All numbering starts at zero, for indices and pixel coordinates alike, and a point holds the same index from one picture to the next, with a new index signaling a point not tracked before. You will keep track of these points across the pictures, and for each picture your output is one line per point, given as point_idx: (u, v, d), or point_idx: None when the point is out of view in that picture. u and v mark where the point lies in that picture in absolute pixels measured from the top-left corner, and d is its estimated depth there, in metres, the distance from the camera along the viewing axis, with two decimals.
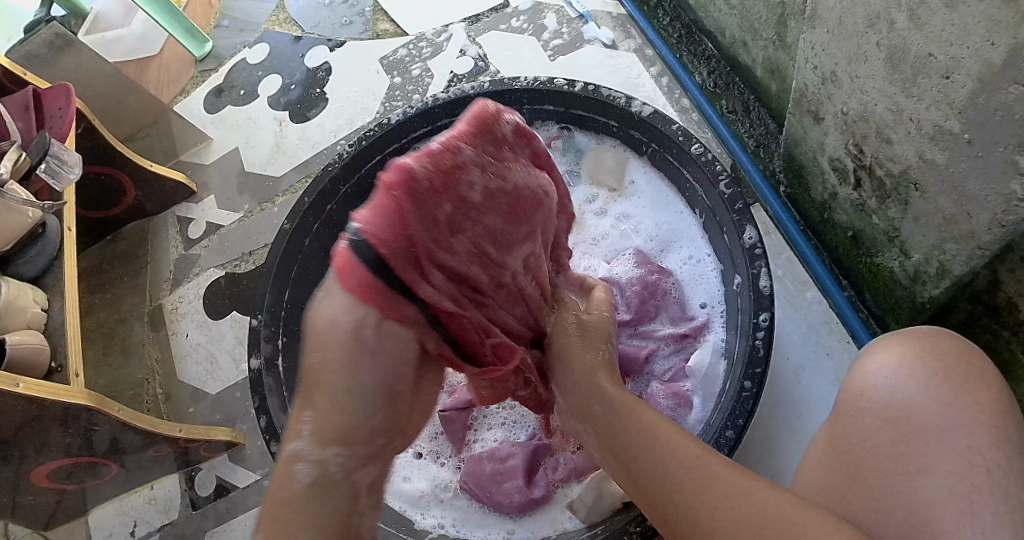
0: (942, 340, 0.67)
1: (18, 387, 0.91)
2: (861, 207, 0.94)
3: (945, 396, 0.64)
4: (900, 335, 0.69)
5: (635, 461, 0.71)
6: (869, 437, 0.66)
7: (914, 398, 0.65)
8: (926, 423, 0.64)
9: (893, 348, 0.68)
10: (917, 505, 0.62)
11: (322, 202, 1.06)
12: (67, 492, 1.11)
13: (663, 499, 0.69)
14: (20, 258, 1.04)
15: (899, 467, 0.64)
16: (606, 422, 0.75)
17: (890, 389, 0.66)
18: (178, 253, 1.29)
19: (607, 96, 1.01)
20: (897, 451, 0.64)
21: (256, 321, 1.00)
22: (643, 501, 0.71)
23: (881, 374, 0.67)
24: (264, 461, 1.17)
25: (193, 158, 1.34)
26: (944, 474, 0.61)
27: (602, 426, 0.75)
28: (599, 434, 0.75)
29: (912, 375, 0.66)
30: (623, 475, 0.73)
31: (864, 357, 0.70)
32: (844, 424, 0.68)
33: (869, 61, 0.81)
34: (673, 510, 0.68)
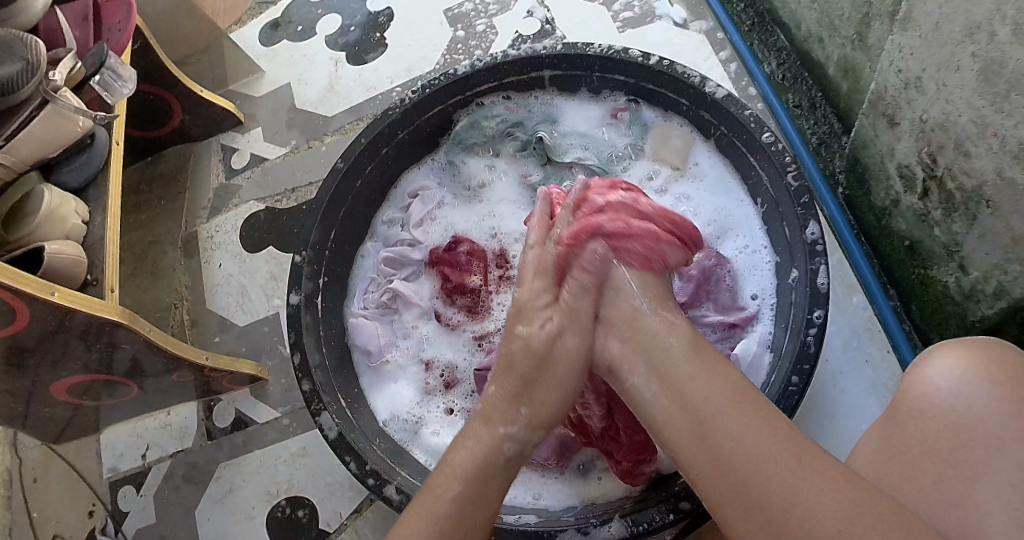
0: (1001, 351, 0.68)
1: (52, 296, 0.89)
2: (923, 218, 0.93)
3: (1004, 406, 0.65)
4: (960, 342, 0.69)
5: (744, 462, 0.64)
6: (926, 438, 0.68)
7: (974, 404, 0.66)
8: (986, 432, 0.65)
9: (955, 353, 0.69)
10: (965, 513, 0.64)
11: (379, 145, 1.05)
12: (84, 407, 1.11)
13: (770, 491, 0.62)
14: (66, 166, 1.02)
15: (956, 472, 0.65)
16: (705, 411, 0.68)
17: (950, 392, 0.67)
18: (219, 182, 1.29)
19: (682, 73, 1.00)
20: (955, 456, 0.66)
21: (299, 257, 0.99)
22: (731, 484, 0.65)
23: (939, 376, 0.68)
24: (285, 400, 1.17)
25: (241, 89, 1.35)
26: (1000, 484, 0.63)
27: (699, 412, 0.68)
28: (693, 419, 0.68)
29: (972, 380, 0.67)
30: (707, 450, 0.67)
31: (922, 360, 0.70)
32: (900, 423, 0.70)
33: (960, 71, 0.80)
34: (794, 524, 0.61)
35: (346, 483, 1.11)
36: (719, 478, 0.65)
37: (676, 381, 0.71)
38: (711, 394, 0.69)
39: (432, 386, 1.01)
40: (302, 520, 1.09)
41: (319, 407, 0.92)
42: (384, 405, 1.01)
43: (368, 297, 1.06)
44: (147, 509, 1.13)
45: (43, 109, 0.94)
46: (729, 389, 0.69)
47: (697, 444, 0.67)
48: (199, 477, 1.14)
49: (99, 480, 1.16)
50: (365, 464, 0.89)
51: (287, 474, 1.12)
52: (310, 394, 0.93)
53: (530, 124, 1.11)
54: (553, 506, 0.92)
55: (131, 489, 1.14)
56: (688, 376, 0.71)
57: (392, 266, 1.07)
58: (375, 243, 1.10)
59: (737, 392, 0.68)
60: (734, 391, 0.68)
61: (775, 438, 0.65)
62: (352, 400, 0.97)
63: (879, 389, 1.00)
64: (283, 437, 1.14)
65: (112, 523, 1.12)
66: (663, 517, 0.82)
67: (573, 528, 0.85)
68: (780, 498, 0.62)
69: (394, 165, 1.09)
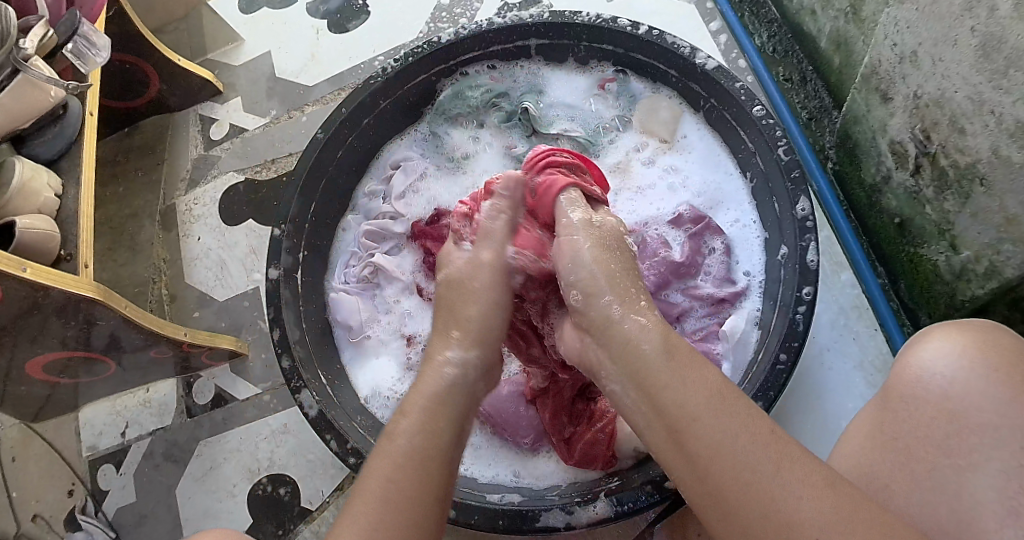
0: (997, 334, 0.69)
1: (24, 273, 0.86)
2: (914, 195, 0.92)
3: (1002, 392, 0.65)
4: (955, 327, 0.70)
5: (724, 468, 0.59)
6: (918, 423, 0.68)
7: (972, 388, 0.66)
8: (983, 418, 0.65)
9: (953, 337, 0.69)
10: (959, 500, 0.64)
11: (360, 115, 1.02)
12: (61, 385, 1.08)
13: (733, 481, 0.58)
14: (38, 137, 0.98)
15: (950, 459, 0.66)
16: (685, 411, 0.62)
17: (947, 376, 0.68)
18: (197, 153, 1.26)
19: (671, 43, 0.97)
20: (950, 445, 0.66)
21: (279, 230, 0.97)
22: (688, 468, 0.61)
23: (936, 361, 0.69)
24: (266, 377, 1.15)
25: (221, 58, 1.31)
26: (993, 473, 0.64)
27: (672, 418, 0.63)
28: (666, 426, 0.63)
29: (971, 365, 0.67)
30: (664, 438, 0.63)
31: (917, 344, 0.71)
32: (895, 407, 0.70)
33: (958, 46, 0.78)
34: (772, 526, 0.56)
35: (327, 460, 1.09)
36: (681, 457, 0.62)
37: (650, 381, 0.65)
38: (688, 392, 0.63)
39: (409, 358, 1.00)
40: (283, 498, 1.08)
41: (300, 383, 0.90)
42: (365, 382, 0.99)
43: (349, 272, 1.04)
44: (127, 487, 1.11)
45: (13, 79, 0.91)
46: (709, 379, 0.63)
47: (674, 437, 0.62)
48: (180, 455, 1.12)
49: (79, 459, 1.14)
50: (345, 442, 0.87)
51: (268, 452, 1.10)
52: (290, 371, 0.91)
53: (516, 94, 1.08)
54: (536, 485, 0.91)
55: (111, 468, 1.13)
56: (659, 361, 0.65)
57: (374, 240, 1.05)
58: (356, 216, 1.07)
59: (719, 390, 0.62)
60: (716, 390, 0.62)
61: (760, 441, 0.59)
62: (334, 378, 0.96)
63: (868, 366, 0.99)
64: (263, 415, 1.13)
65: (92, 503, 1.11)
66: (645, 499, 0.81)
67: (557, 507, 0.83)
68: (730, 470, 0.58)
69: (378, 135, 1.06)
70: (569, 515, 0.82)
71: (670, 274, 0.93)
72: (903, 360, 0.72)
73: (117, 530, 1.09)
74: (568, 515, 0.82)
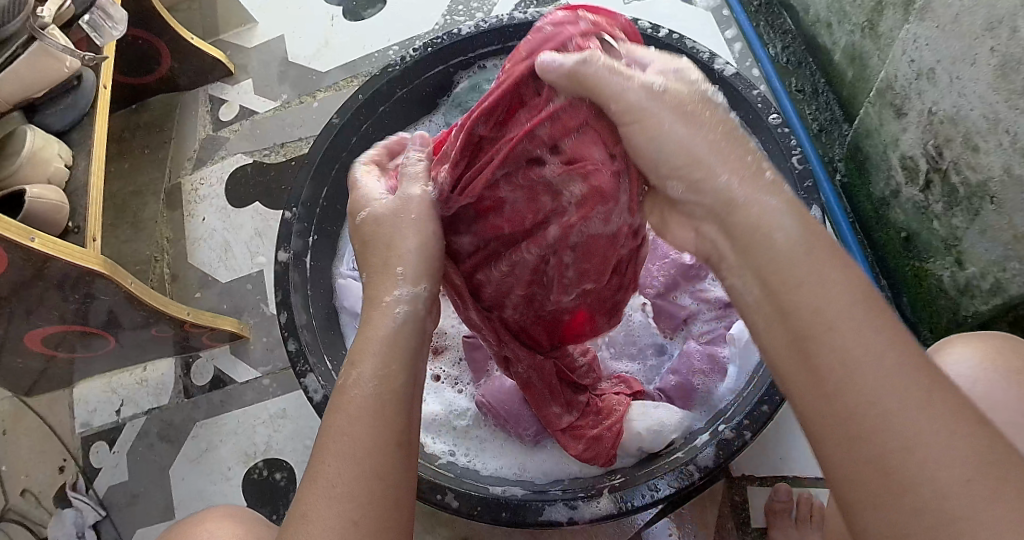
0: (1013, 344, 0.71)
1: (33, 243, 0.85)
2: (923, 210, 0.93)
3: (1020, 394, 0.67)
4: (973, 337, 0.73)
5: (856, 389, 0.50)
6: None
7: (991, 391, 0.68)
8: (1006, 417, 0.66)
9: (972, 344, 0.72)
10: None
11: (376, 103, 1.02)
12: (58, 359, 1.07)
13: (864, 405, 0.49)
14: (50, 108, 0.98)
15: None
16: (823, 318, 0.52)
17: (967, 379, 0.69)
18: (205, 133, 1.25)
19: (690, 47, 0.98)
20: None
21: (290, 214, 0.98)
22: (811, 385, 0.52)
23: (957, 366, 0.71)
24: (266, 360, 1.14)
25: (233, 39, 1.31)
26: None
27: (800, 326, 0.53)
28: (791, 334, 0.53)
29: (990, 370, 0.69)
30: (785, 350, 0.54)
31: (942, 350, 0.73)
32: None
33: (977, 65, 0.79)
34: (900, 461, 0.48)
35: None
36: (801, 370, 0.52)
37: (778, 276, 0.54)
38: (830, 291, 0.52)
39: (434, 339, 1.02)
40: (279, 483, 1.07)
41: (305, 368, 0.91)
42: None
43: (359, 259, 1.05)
44: (120, 466, 1.10)
45: (29, 47, 0.90)
46: (853, 282, 0.53)
47: (806, 344, 0.52)
48: (174, 435, 1.11)
49: (71, 436, 1.12)
50: None
51: (265, 435, 1.10)
52: (296, 354, 0.91)
53: None
54: (538, 479, 0.91)
55: (104, 445, 1.11)
56: (793, 251, 0.54)
57: None
58: None
59: (869, 296, 0.52)
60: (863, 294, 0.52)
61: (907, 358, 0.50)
62: (339, 362, 0.94)
63: None
64: (263, 398, 1.12)
65: (83, 480, 1.10)
66: (650, 496, 0.82)
67: (561, 501, 0.83)
68: (863, 391, 0.50)
69: (391, 124, 1.06)
70: (573, 510, 0.83)
71: (680, 278, 0.97)
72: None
73: (108, 508, 1.08)
74: (572, 510, 0.83)
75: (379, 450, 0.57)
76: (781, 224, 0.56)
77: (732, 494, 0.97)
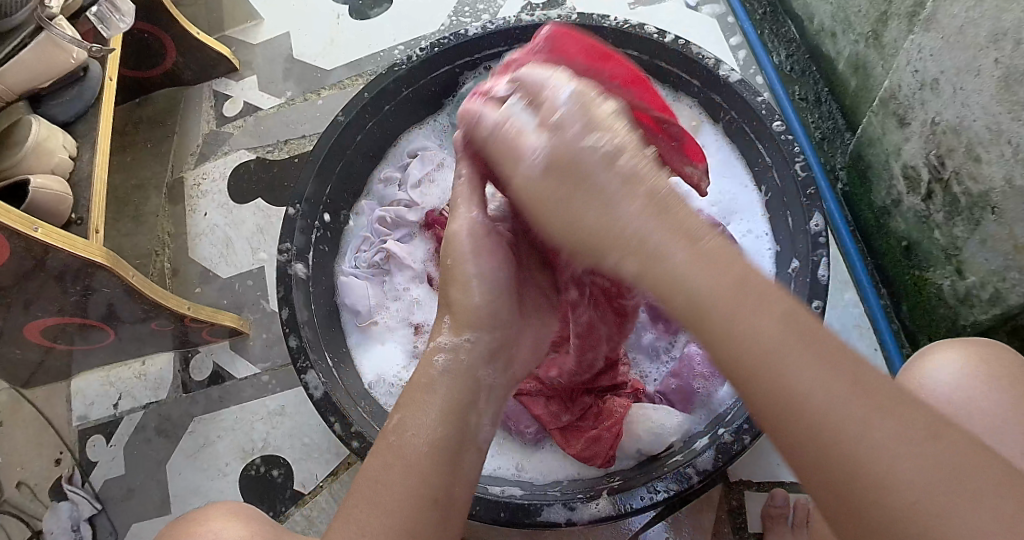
0: (999, 352, 0.72)
1: (36, 233, 0.85)
2: (924, 219, 0.94)
3: (1002, 403, 0.69)
4: (957, 340, 0.74)
5: (806, 420, 0.48)
6: None
7: (971, 400, 0.70)
8: (980, 425, 0.69)
9: (955, 350, 0.73)
10: None
11: (381, 101, 1.02)
12: (56, 352, 1.07)
13: (826, 440, 0.48)
14: (55, 98, 0.98)
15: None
16: (757, 352, 0.50)
17: (948, 387, 0.71)
18: (209, 128, 1.25)
19: (697, 54, 0.99)
20: None
21: (293, 210, 0.96)
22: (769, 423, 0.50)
23: (941, 372, 0.72)
24: (266, 356, 1.14)
25: (238, 35, 1.31)
26: None
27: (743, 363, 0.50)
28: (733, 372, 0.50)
29: (972, 378, 0.71)
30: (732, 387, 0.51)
31: (926, 355, 0.74)
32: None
33: (980, 76, 0.80)
34: (877, 490, 0.47)
35: (323, 445, 1.08)
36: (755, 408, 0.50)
37: (711, 312, 0.51)
38: (756, 320, 0.50)
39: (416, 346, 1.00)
40: (276, 480, 1.07)
41: (306, 364, 0.90)
42: (370, 366, 0.99)
43: (361, 256, 1.04)
44: (116, 460, 1.10)
45: (37, 37, 0.90)
46: (773, 301, 0.51)
47: (748, 380, 0.50)
48: (172, 430, 1.11)
49: (68, 429, 1.12)
50: (349, 426, 0.87)
51: (263, 432, 1.09)
52: (297, 350, 0.90)
53: None
54: (537, 480, 0.91)
55: (101, 439, 1.11)
56: (706, 274, 0.51)
57: (387, 227, 1.04)
58: (370, 202, 1.07)
59: (791, 316, 0.50)
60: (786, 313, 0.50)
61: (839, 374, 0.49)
62: (339, 360, 0.95)
63: None
64: (261, 395, 1.12)
65: (79, 473, 1.09)
66: (645, 499, 0.82)
67: (559, 503, 0.83)
68: (819, 427, 0.48)
69: (396, 123, 1.06)
70: (572, 511, 0.83)
71: None
72: (908, 374, 0.75)
73: (103, 503, 1.08)
74: (571, 511, 0.83)
75: (413, 498, 0.60)
76: (693, 252, 0.52)
77: (729, 499, 0.97)
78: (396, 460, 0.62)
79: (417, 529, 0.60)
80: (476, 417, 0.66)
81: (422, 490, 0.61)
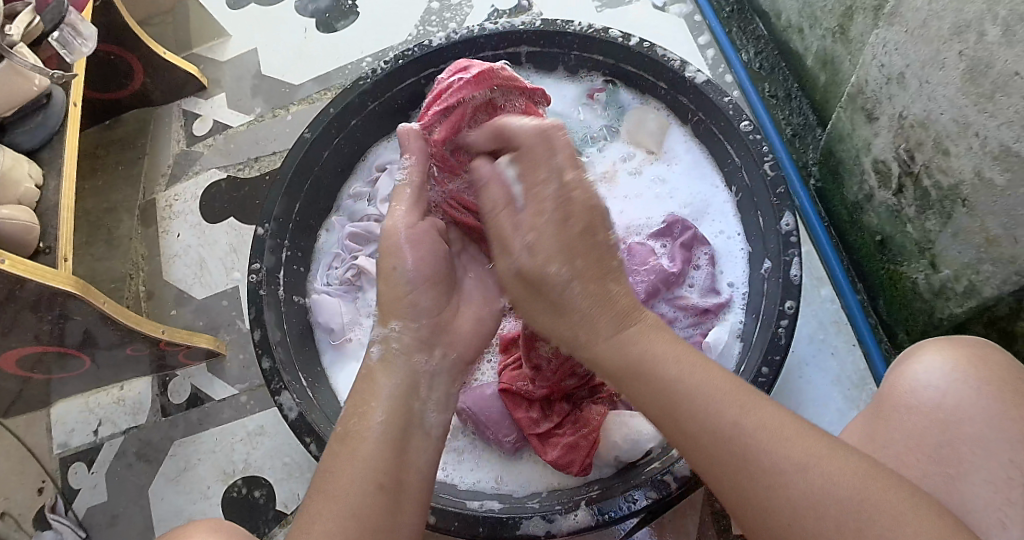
0: (985, 350, 0.72)
1: (2, 264, 0.84)
2: (896, 214, 0.93)
3: (991, 405, 0.68)
4: (949, 339, 0.73)
5: (708, 436, 0.56)
6: (914, 432, 0.71)
7: (960, 401, 0.69)
8: (974, 429, 0.68)
9: (947, 349, 0.72)
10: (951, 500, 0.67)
11: (348, 115, 1.01)
12: (33, 381, 1.06)
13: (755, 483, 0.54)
14: (20, 126, 0.97)
15: (940, 468, 0.68)
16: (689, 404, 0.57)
17: (938, 388, 0.71)
18: (180, 148, 1.24)
19: (662, 56, 0.98)
20: (939, 453, 0.69)
21: (263, 228, 0.96)
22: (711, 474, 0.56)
23: (929, 372, 0.72)
24: (243, 376, 1.13)
25: (206, 53, 1.30)
26: (979, 482, 0.66)
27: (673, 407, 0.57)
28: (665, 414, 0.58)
29: (959, 378, 0.70)
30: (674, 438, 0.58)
31: (917, 352, 0.74)
32: (887, 417, 0.73)
33: (945, 69, 0.79)
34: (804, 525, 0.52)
35: (303, 464, 1.08)
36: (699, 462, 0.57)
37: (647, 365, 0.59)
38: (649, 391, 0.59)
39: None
40: (258, 501, 1.06)
41: (279, 385, 0.89)
42: (345, 384, 0.98)
43: (332, 273, 1.03)
44: (99, 487, 1.09)
45: None
46: (679, 356, 0.59)
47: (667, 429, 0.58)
48: (153, 455, 1.10)
49: (48, 457, 1.11)
50: (325, 446, 0.86)
51: (243, 454, 1.08)
52: (270, 371, 0.89)
53: None
54: (517, 492, 0.90)
55: (82, 467, 1.10)
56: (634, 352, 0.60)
57: (357, 242, 1.04)
58: (340, 217, 1.06)
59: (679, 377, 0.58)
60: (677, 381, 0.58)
61: (734, 405, 0.56)
62: (314, 379, 0.95)
63: (845, 381, 1.00)
64: (240, 415, 1.11)
65: (62, 502, 1.08)
66: (627, 506, 0.81)
67: (538, 515, 0.83)
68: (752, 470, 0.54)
69: (364, 136, 1.05)
70: (551, 523, 0.82)
71: (660, 284, 0.93)
72: (895, 374, 0.75)
73: (87, 530, 1.07)
74: (549, 523, 0.82)
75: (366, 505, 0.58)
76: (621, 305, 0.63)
77: (712, 501, 0.96)
78: (352, 455, 0.61)
79: (372, 524, 0.58)
80: (419, 404, 0.66)
81: (393, 481, 0.61)
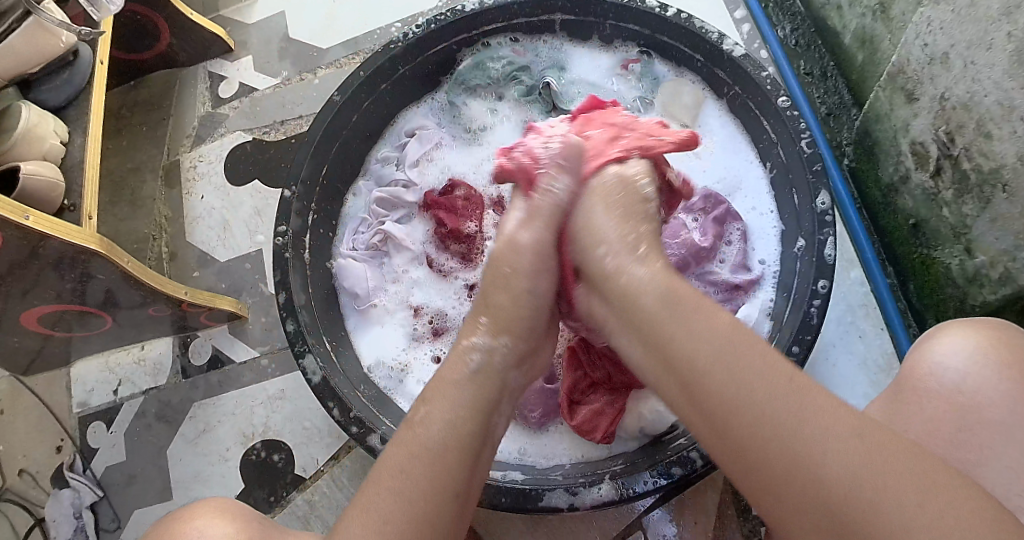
0: (1012, 335, 0.71)
1: (27, 221, 0.83)
2: (932, 197, 0.92)
3: (1012, 390, 0.68)
4: (971, 322, 0.72)
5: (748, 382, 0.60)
6: (931, 417, 0.70)
7: (982, 385, 0.69)
8: (996, 415, 0.68)
9: (969, 332, 0.71)
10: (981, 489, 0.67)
11: (379, 79, 1.00)
12: (54, 339, 1.06)
13: (789, 426, 0.58)
14: (47, 83, 0.97)
15: (962, 454, 0.68)
16: (733, 359, 0.62)
17: (960, 372, 0.70)
18: (205, 110, 1.23)
19: (699, 27, 0.96)
20: (961, 438, 0.68)
21: (289, 192, 0.95)
22: (746, 421, 0.60)
23: (949, 354, 0.71)
24: (265, 340, 1.13)
25: (233, 15, 1.29)
26: (1003, 469, 0.66)
27: (710, 357, 0.63)
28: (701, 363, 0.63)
29: (983, 363, 0.69)
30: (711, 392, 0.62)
31: (934, 336, 0.73)
32: (905, 401, 0.72)
33: (992, 50, 0.78)
34: (832, 464, 0.56)
35: (323, 429, 1.08)
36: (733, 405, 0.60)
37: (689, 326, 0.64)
38: (695, 339, 0.64)
39: (444, 267, 1.00)
40: (276, 465, 1.06)
41: (303, 349, 0.88)
42: (370, 350, 0.98)
43: (358, 238, 1.02)
44: (118, 446, 1.09)
45: (24, 22, 0.89)
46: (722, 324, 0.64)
47: (715, 361, 0.62)
48: (172, 416, 1.10)
49: (68, 415, 1.11)
50: (348, 410, 0.86)
51: (263, 417, 1.09)
52: (295, 335, 0.89)
53: (537, 69, 1.07)
54: (538, 464, 0.90)
55: (102, 425, 1.10)
56: (681, 316, 0.65)
57: (384, 208, 1.03)
58: (367, 182, 1.05)
59: (726, 336, 0.63)
60: (719, 332, 0.64)
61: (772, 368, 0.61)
62: (337, 343, 0.94)
63: (871, 365, 0.99)
64: (260, 379, 1.11)
65: (81, 460, 1.09)
66: (652, 482, 0.81)
67: (562, 487, 0.82)
68: (788, 417, 0.59)
69: (394, 101, 1.04)
70: (574, 496, 0.82)
71: (692, 259, 0.92)
72: (914, 356, 0.73)
73: (105, 489, 1.08)
74: (572, 496, 0.82)
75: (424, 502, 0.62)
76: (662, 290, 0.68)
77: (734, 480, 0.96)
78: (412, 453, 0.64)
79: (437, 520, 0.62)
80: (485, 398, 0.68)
81: None
